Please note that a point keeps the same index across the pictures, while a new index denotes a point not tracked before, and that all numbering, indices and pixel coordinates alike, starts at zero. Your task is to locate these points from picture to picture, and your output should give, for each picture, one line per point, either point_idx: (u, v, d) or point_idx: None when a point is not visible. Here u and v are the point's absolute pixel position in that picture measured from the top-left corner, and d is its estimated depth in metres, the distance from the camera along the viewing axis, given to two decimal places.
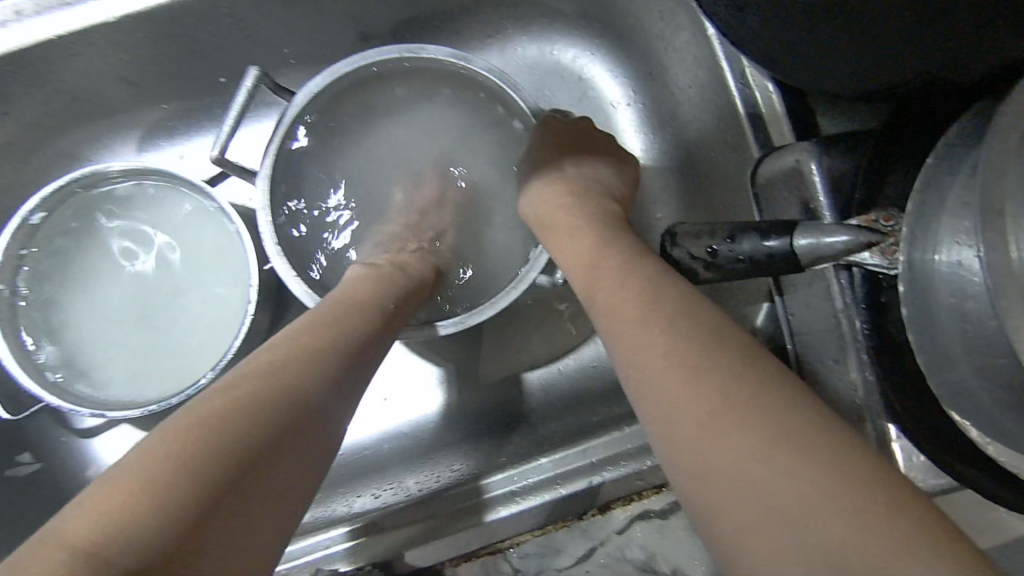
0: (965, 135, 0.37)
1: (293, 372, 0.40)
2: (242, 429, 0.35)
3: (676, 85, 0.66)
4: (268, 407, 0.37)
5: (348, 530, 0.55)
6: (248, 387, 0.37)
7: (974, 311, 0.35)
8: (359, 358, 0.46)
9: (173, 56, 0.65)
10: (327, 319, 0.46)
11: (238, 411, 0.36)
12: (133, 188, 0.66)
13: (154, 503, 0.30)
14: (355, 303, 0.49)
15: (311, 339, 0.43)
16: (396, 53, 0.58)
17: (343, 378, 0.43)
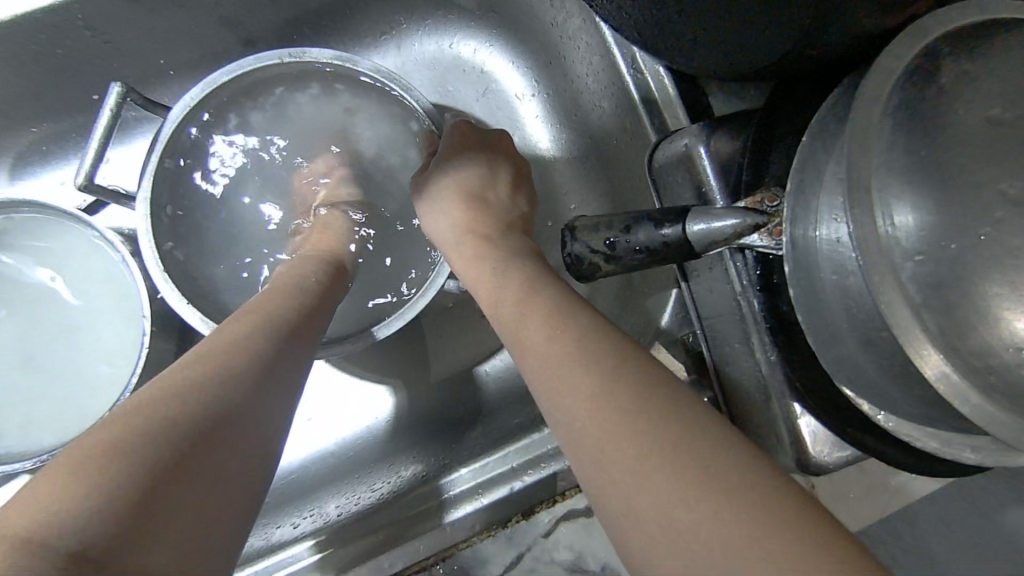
0: (834, 112, 0.38)
1: (222, 359, 0.38)
2: (174, 412, 0.33)
3: (575, 74, 0.66)
4: (204, 392, 0.35)
5: (313, 544, 0.55)
6: (172, 380, 0.35)
7: (854, 289, 0.35)
8: (296, 346, 0.44)
9: (33, 75, 0.60)
10: (249, 314, 0.44)
11: (169, 399, 0.33)
12: (4, 223, 0.60)
13: (90, 490, 0.27)
14: (280, 296, 0.48)
15: (229, 343, 0.40)
16: (276, 58, 0.55)
17: (274, 381, 0.39)
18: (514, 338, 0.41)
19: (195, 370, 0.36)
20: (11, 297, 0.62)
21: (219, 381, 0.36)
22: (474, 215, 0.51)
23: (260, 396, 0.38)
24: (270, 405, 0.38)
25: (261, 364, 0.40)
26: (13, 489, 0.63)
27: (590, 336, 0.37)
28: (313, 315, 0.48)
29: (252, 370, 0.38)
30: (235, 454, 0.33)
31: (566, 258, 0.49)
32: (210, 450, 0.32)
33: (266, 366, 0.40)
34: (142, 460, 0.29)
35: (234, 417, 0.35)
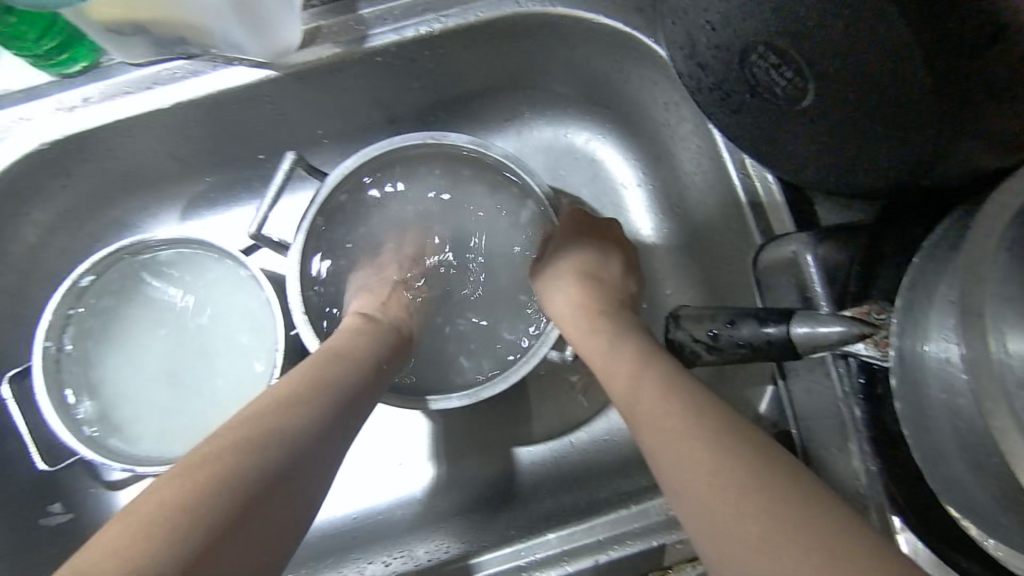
0: (948, 238, 0.40)
1: (291, 410, 0.45)
2: (260, 448, 0.42)
3: (682, 170, 0.70)
4: (244, 472, 0.40)
5: None
6: (222, 452, 0.41)
7: (963, 410, 0.36)
8: (357, 398, 0.51)
9: (219, 137, 0.71)
10: (306, 378, 0.49)
11: (213, 476, 0.39)
12: (174, 254, 0.70)
13: (189, 512, 0.37)
14: (337, 361, 0.53)
15: (314, 386, 0.49)
16: (420, 140, 0.63)
17: (339, 428, 0.48)
18: (629, 410, 0.45)
19: (241, 444, 0.41)
20: (168, 319, 0.71)
21: (260, 460, 0.41)
22: (588, 294, 0.56)
23: (308, 454, 0.44)
24: (302, 487, 0.43)
25: (316, 422, 0.46)
26: (140, 490, 0.70)
27: (704, 416, 0.40)
28: (366, 385, 0.53)
29: (325, 415, 0.47)
30: (275, 513, 0.40)
31: (668, 343, 0.52)
32: (236, 531, 0.37)
33: (309, 444, 0.45)
34: (214, 508, 0.37)
35: (290, 470, 0.42)
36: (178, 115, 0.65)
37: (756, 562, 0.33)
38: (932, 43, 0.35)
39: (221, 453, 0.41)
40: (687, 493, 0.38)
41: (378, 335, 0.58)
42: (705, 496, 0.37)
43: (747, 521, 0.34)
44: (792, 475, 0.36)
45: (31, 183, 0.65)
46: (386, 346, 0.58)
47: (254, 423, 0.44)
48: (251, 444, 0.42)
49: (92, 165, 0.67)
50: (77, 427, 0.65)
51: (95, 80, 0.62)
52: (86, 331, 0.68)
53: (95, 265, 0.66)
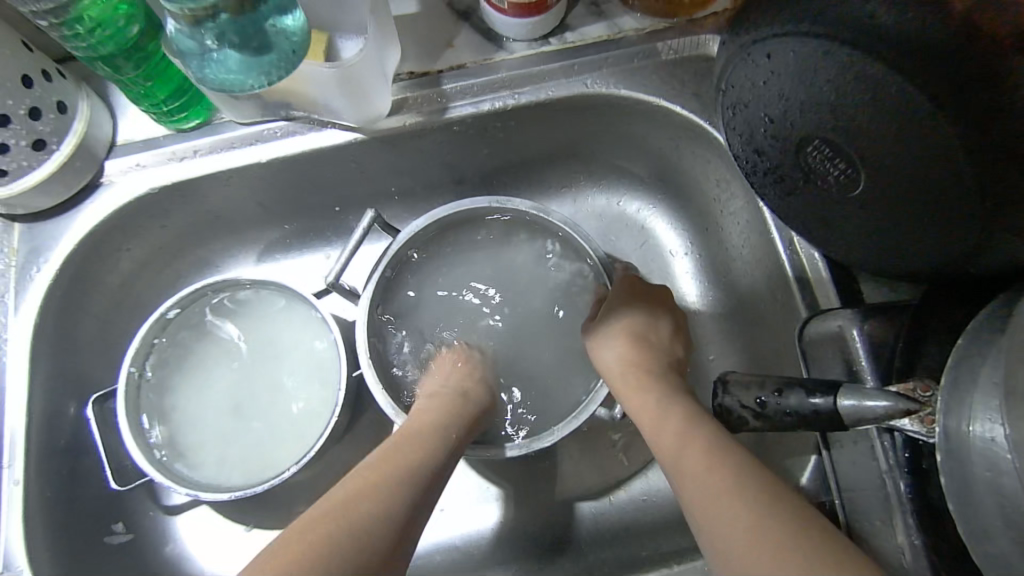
0: (993, 321, 0.42)
1: (372, 498, 0.50)
2: (345, 539, 0.47)
3: (730, 243, 0.74)
4: (339, 555, 0.46)
5: None
6: (320, 535, 0.47)
7: (1009, 489, 0.37)
8: (433, 483, 0.55)
9: (303, 189, 0.78)
10: (391, 459, 0.54)
11: (314, 558, 0.45)
12: (252, 294, 0.76)
13: None
14: (418, 440, 0.57)
15: (393, 474, 0.53)
16: (487, 203, 0.69)
17: (416, 513, 0.52)
18: (673, 470, 0.47)
19: (335, 527, 0.47)
20: (240, 353, 0.76)
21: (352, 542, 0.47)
22: (638, 355, 0.59)
23: (388, 545, 0.49)
24: (390, 565, 0.48)
25: (395, 510, 0.51)
26: (195, 515, 0.74)
27: (747, 481, 0.43)
28: (446, 460, 0.57)
29: (404, 504, 0.51)
30: None
31: (715, 407, 0.54)
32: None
33: (396, 525, 0.50)
34: None
35: (371, 560, 0.47)
36: (271, 169, 0.72)
37: None
38: (976, 142, 0.39)
39: (311, 543, 0.46)
40: (733, 555, 0.39)
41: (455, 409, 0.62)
42: (753, 558, 0.38)
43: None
44: (833, 543, 0.38)
45: (137, 222, 0.72)
46: (465, 421, 0.62)
47: (339, 513, 0.49)
48: (342, 527, 0.47)
49: (190, 208, 0.75)
50: (149, 450, 0.69)
51: (205, 136, 0.71)
52: (165, 359, 0.74)
53: (182, 299, 0.72)
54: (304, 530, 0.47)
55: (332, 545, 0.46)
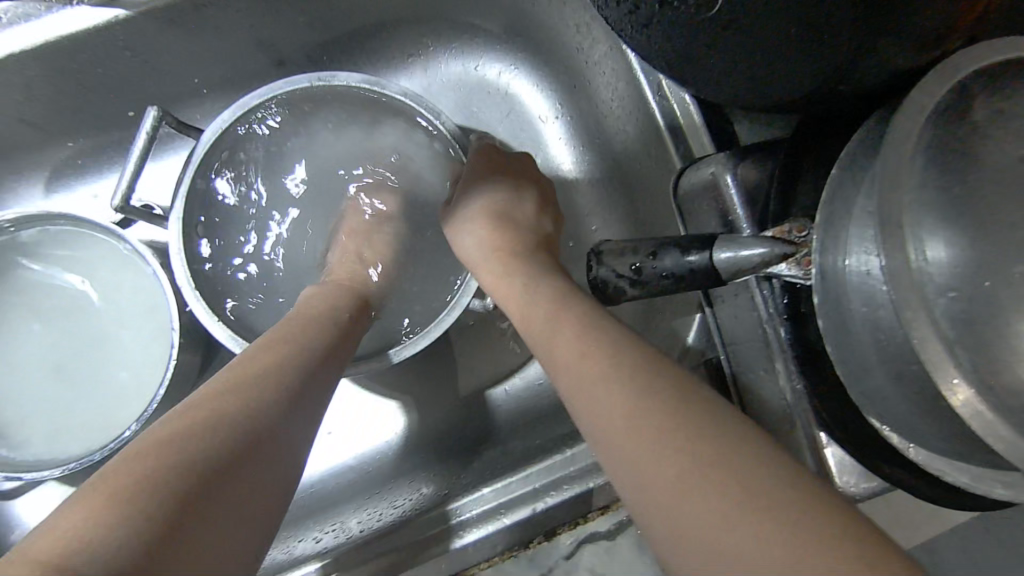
0: (867, 144, 0.38)
1: (256, 371, 0.41)
2: (231, 411, 0.37)
3: (599, 98, 0.67)
4: (229, 423, 0.36)
5: (320, 565, 0.54)
6: (199, 412, 0.37)
7: (885, 321, 0.35)
8: (329, 361, 0.47)
9: (72, 93, 0.61)
10: (277, 344, 0.45)
11: (200, 429, 0.35)
12: (37, 234, 0.62)
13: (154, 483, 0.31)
14: (298, 325, 0.49)
15: (281, 350, 0.45)
16: (307, 81, 0.56)
17: (313, 390, 0.44)
18: (545, 354, 0.43)
19: (213, 407, 0.37)
20: (44, 309, 0.63)
21: (246, 411, 0.38)
22: (502, 235, 0.52)
23: (287, 418, 0.40)
24: (295, 436, 0.40)
25: (288, 384, 0.42)
26: (39, 495, 0.64)
27: (625, 356, 0.39)
28: (337, 342, 0.50)
29: (297, 378, 0.43)
30: (259, 479, 0.35)
31: (590, 282, 0.49)
32: (229, 482, 0.34)
33: (289, 401, 0.41)
34: (183, 476, 0.32)
35: (271, 432, 0.38)
36: (12, 70, 0.55)
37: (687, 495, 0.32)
38: None
39: (189, 421, 0.36)
40: (608, 438, 0.36)
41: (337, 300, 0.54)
42: (626, 439, 0.35)
43: (667, 463, 0.33)
44: (713, 406, 0.35)
45: None
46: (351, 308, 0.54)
47: (219, 389, 0.39)
48: (227, 401, 0.38)
49: None
50: None
51: None
52: None
53: None
54: (181, 412, 0.37)
55: (218, 420, 0.36)
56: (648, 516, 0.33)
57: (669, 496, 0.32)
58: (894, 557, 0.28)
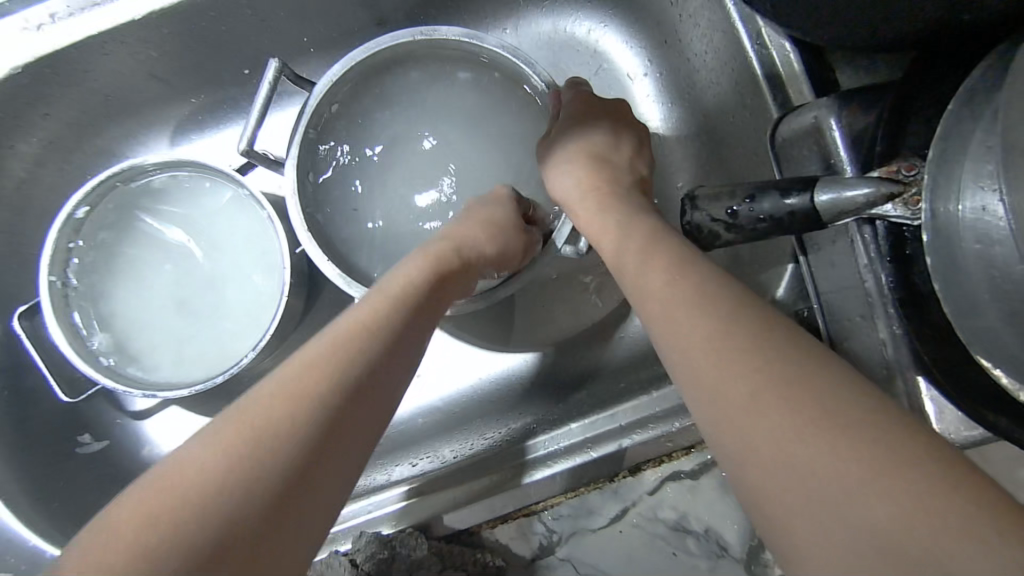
0: (988, 80, 0.37)
1: (348, 338, 0.43)
2: (314, 388, 0.40)
3: (691, 52, 0.66)
4: (293, 430, 0.38)
5: (403, 491, 0.58)
6: (297, 383, 0.40)
7: (1001, 256, 0.35)
8: (425, 314, 0.49)
9: (197, 51, 0.67)
10: (370, 305, 0.46)
11: (260, 439, 0.37)
12: (168, 181, 0.69)
13: (237, 471, 0.35)
14: (391, 286, 0.49)
15: (371, 308, 0.46)
16: (409, 36, 0.59)
17: (401, 342, 0.45)
18: (634, 290, 0.45)
19: (305, 379, 0.40)
20: (169, 249, 0.69)
21: (318, 391, 0.39)
22: (595, 178, 0.53)
23: (372, 379, 0.42)
24: (381, 389, 0.43)
25: (378, 343, 0.44)
26: (166, 417, 0.72)
27: (720, 298, 0.39)
28: (411, 331, 0.47)
29: (387, 337, 0.45)
30: (346, 443, 0.39)
31: (684, 227, 0.50)
32: (321, 458, 0.38)
33: (377, 360, 0.43)
34: (268, 464, 0.36)
35: (350, 399, 0.40)
36: (150, 28, 0.61)
37: (758, 450, 0.33)
38: None
39: (275, 399, 0.39)
40: (686, 359, 0.38)
41: (430, 272, 0.51)
42: (706, 360, 0.37)
43: (745, 382, 0.35)
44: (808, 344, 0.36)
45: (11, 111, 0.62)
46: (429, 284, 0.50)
47: (311, 361, 0.41)
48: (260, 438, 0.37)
49: (71, 89, 0.64)
50: (94, 358, 0.65)
51: None
52: (90, 264, 0.68)
53: (89, 195, 0.64)
54: (276, 381, 0.40)
55: (304, 395, 0.39)
56: (716, 431, 0.35)
57: (743, 411, 0.34)
58: (965, 494, 0.28)
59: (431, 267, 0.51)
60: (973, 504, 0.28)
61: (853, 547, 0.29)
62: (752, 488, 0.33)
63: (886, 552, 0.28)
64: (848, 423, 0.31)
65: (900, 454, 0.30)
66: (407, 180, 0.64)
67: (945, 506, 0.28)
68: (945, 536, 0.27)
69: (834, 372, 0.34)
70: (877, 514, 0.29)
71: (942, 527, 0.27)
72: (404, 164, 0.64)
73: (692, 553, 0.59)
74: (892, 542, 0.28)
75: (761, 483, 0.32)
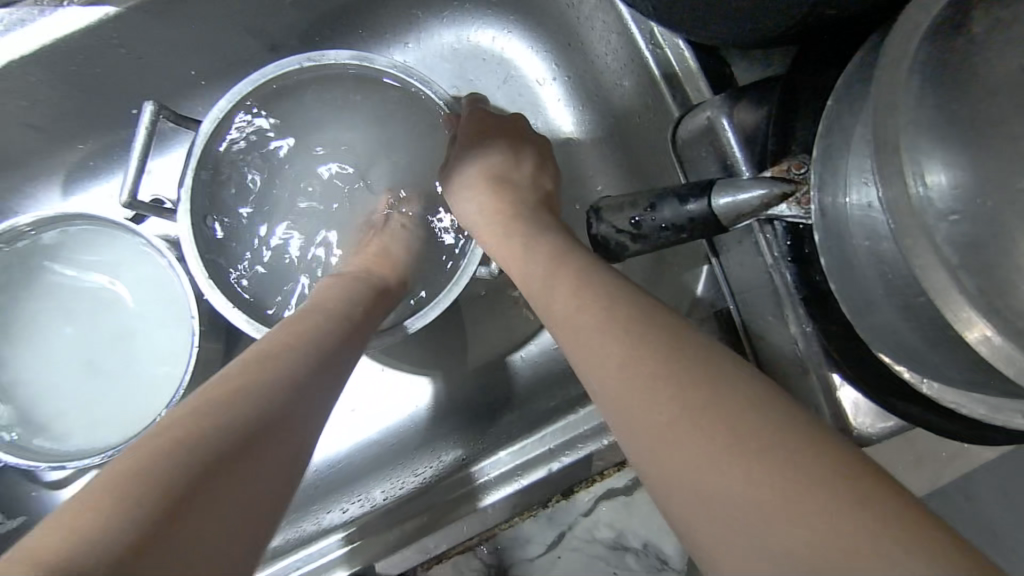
0: (861, 73, 0.37)
1: (263, 362, 0.40)
2: (225, 406, 0.35)
3: (595, 54, 0.65)
4: (200, 439, 0.32)
5: (343, 535, 0.55)
6: (202, 405, 0.35)
7: (889, 253, 0.34)
8: (344, 347, 0.46)
9: (75, 95, 0.62)
10: (283, 335, 0.43)
11: (167, 453, 0.31)
12: (57, 236, 0.64)
13: (136, 485, 0.29)
14: (303, 320, 0.46)
15: (284, 338, 0.43)
16: (297, 64, 0.56)
17: (320, 368, 0.42)
18: (548, 316, 0.42)
19: (213, 401, 0.36)
20: (68, 308, 0.65)
21: (225, 408, 0.35)
22: (501, 196, 0.52)
23: (296, 401, 0.38)
24: (307, 413, 0.39)
25: (296, 367, 0.41)
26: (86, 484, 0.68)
27: (630, 314, 0.37)
28: (329, 359, 0.44)
29: (308, 362, 0.42)
30: (264, 460, 0.34)
31: (592, 240, 0.49)
32: (235, 469, 0.32)
33: (297, 382, 0.40)
34: (172, 475, 0.30)
35: (271, 417, 0.36)
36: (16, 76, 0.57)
37: (676, 477, 0.30)
38: None
39: (182, 422, 0.34)
40: (602, 388, 0.35)
41: (335, 310, 0.48)
42: (619, 389, 0.34)
43: (660, 411, 0.32)
44: (711, 350, 0.34)
45: None
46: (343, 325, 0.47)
47: (220, 386, 0.37)
48: (155, 469, 0.30)
49: None
50: None
51: None
52: None
53: None
54: (184, 409, 0.35)
55: (213, 412, 0.34)
56: (636, 462, 0.33)
57: (657, 442, 0.31)
58: (883, 514, 0.25)
59: (329, 307, 0.48)
60: (893, 509, 0.25)
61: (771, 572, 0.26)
62: (673, 527, 0.31)
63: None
64: (743, 419, 0.30)
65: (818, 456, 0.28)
66: (330, 224, 0.65)
67: (869, 519, 0.25)
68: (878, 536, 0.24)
69: (738, 374, 0.32)
70: (801, 538, 0.25)
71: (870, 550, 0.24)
72: (327, 211, 0.65)
73: (632, 569, 0.60)
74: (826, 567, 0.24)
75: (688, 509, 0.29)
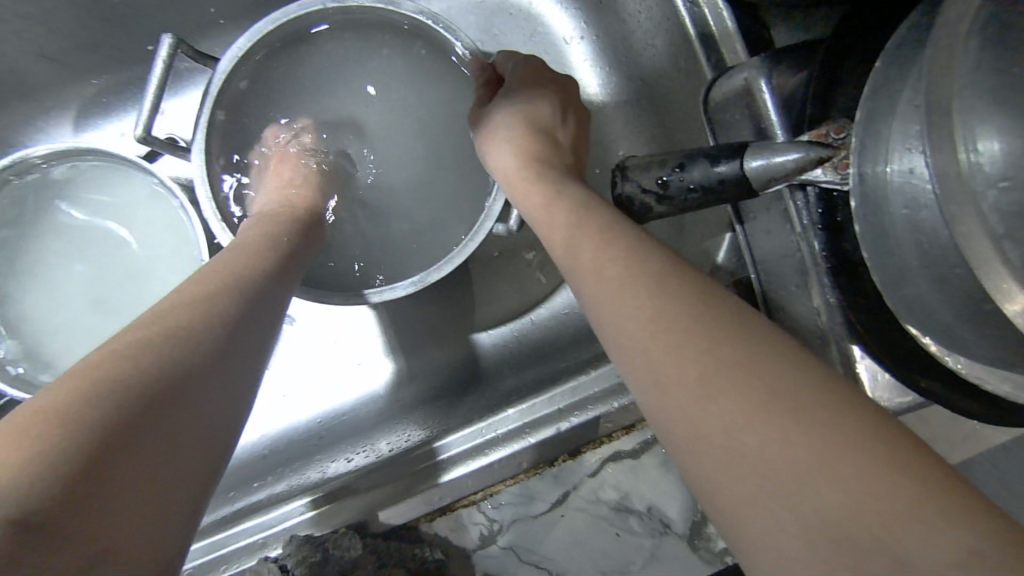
0: (914, 35, 0.35)
1: (182, 313, 0.36)
2: (143, 363, 0.31)
3: (626, 13, 0.63)
4: (110, 400, 0.29)
5: (308, 499, 0.53)
6: (105, 361, 0.31)
7: (929, 223, 0.33)
8: (271, 294, 0.42)
9: (89, 25, 0.60)
10: (206, 281, 0.40)
11: (57, 420, 0.27)
12: (69, 172, 0.64)
13: (27, 457, 0.26)
14: (225, 265, 0.42)
15: (207, 284, 0.39)
16: (320, 4, 0.54)
17: (249, 318, 0.39)
18: (573, 268, 0.41)
19: (123, 356, 0.31)
20: (77, 246, 0.64)
21: (144, 362, 0.31)
22: (529, 148, 0.51)
23: (223, 352, 0.35)
24: (237, 363, 0.36)
25: (224, 316, 0.37)
26: None
27: (660, 271, 0.36)
28: (257, 306, 0.40)
29: (235, 310, 0.38)
30: (191, 415, 0.31)
31: (616, 199, 0.47)
32: (151, 429, 0.29)
33: (224, 332, 0.36)
34: (68, 445, 0.27)
35: (199, 370, 0.33)
36: None
37: (707, 436, 0.30)
38: None
39: (75, 383, 0.29)
40: (629, 341, 0.35)
41: (257, 256, 0.45)
42: (649, 343, 0.33)
43: (689, 365, 0.31)
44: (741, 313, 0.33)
45: None
46: (274, 265, 0.45)
47: (130, 340, 0.33)
48: (83, 405, 0.28)
49: None
50: (0, 368, 0.60)
51: None
52: None
53: None
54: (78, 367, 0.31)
55: (120, 369, 0.30)
56: (658, 419, 0.33)
57: (687, 399, 0.31)
58: (920, 481, 0.26)
59: (256, 254, 0.45)
60: (929, 473, 0.26)
61: (792, 540, 0.26)
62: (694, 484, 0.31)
63: (853, 539, 0.25)
64: (781, 386, 0.29)
65: (852, 421, 0.28)
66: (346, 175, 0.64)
67: (906, 486, 0.25)
68: (915, 501, 0.25)
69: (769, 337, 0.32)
70: (832, 500, 0.26)
71: (913, 514, 0.24)
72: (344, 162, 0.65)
73: (635, 531, 0.61)
74: (862, 532, 0.25)
75: (713, 469, 0.29)
